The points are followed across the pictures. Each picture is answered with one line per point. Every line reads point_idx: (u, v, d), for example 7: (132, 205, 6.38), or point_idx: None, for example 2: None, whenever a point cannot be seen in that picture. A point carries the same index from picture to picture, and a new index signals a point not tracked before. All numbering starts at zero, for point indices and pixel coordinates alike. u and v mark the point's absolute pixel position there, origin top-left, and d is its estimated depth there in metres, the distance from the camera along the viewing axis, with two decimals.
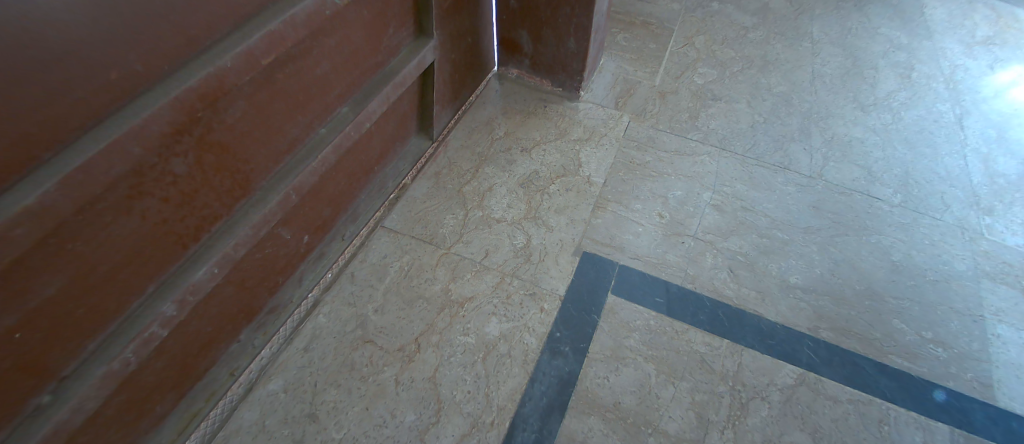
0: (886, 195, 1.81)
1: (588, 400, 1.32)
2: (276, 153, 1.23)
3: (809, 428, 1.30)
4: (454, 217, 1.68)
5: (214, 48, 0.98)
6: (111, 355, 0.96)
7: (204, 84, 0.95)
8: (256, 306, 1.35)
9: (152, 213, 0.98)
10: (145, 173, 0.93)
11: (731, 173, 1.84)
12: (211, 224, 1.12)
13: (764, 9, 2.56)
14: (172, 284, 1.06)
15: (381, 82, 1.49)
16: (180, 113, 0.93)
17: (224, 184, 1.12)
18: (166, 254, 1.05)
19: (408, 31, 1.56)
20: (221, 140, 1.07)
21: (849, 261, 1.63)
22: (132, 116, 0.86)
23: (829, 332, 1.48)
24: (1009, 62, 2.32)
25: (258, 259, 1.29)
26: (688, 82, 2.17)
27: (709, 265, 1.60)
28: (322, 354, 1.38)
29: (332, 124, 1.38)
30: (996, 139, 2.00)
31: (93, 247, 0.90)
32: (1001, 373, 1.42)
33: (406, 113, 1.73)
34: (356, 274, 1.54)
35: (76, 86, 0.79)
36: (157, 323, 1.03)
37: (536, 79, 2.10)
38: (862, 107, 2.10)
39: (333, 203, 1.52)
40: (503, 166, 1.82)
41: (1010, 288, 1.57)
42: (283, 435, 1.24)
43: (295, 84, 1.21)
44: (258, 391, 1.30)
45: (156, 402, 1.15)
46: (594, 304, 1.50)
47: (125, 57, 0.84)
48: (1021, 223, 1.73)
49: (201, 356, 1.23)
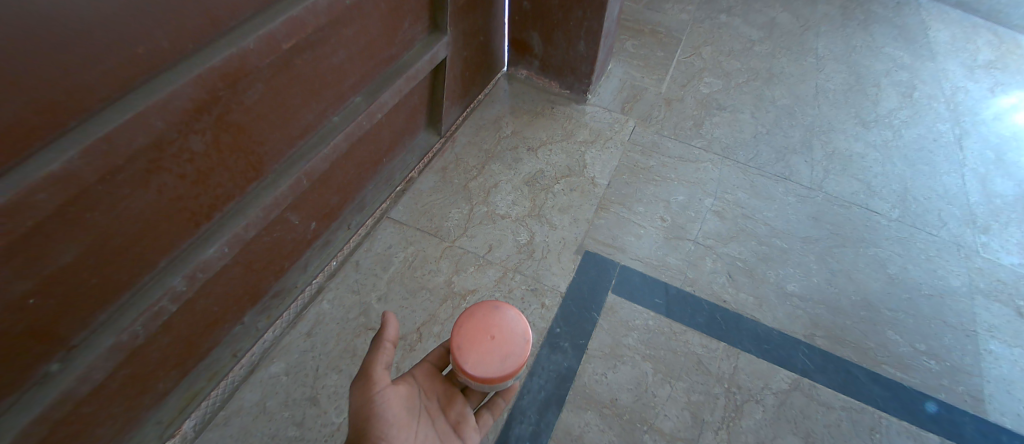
0: (884, 209, 1.83)
1: (585, 396, 1.34)
2: (290, 138, 1.25)
3: (802, 432, 1.33)
4: (460, 211, 1.70)
5: (237, 30, 1.00)
6: (120, 327, 0.98)
7: (226, 64, 0.97)
8: (261, 289, 1.37)
9: (168, 188, 0.99)
10: (164, 148, 0.95)
11: (733, 181, 1.87)
12: (223, 204, 1.13)
13: (770, 23, 2.59)
14: (183, 260, 1.08)
15: (394, 75, 1.51)
16: (202, 91, 0.95)
17: (238, 165, 1.13)
18: (179, 231, 1.06)
19: (423, 27, 1.58)
20: (238, 121, 1.08)
21: (846, 272, 1.65)
22: (155, 91, 0.88)
23: (825, 340, 1.51)
24: (1009, 86, 2.36)
25: (266, 243, 1.31)
26: (694, 91, 2.20)
27: (709, 269, 1.63)
28: (324, 340, 1.40)
29: (345, 113, 1.40)
30: (994, 161, 2.04)
31: (109, 218, 0.91)
32: (992, 388, 1.44)
33: (416, 108, 1.75)
34: (360, 262, 1.56)
35: (106, 59, 0.81)
36: (167, 298, 1.04)
37: (545, 81, 2.12)
38: (863, 122, 2.14)
39: (342, 191, 1.53)
40: (509, 163, 1.85)
41: (1003, 305, 1.60)
42: (283, 417, 1.26)
43: (311, 70, 1.22)
44: (260, 373, 1.33)
45: (159, 379, 1.16)
46: (594, 303, 1.52)
47: (153, 34, 0.86)
48: (1016, 243, 1.76)
49: (205, 335, 1.24)
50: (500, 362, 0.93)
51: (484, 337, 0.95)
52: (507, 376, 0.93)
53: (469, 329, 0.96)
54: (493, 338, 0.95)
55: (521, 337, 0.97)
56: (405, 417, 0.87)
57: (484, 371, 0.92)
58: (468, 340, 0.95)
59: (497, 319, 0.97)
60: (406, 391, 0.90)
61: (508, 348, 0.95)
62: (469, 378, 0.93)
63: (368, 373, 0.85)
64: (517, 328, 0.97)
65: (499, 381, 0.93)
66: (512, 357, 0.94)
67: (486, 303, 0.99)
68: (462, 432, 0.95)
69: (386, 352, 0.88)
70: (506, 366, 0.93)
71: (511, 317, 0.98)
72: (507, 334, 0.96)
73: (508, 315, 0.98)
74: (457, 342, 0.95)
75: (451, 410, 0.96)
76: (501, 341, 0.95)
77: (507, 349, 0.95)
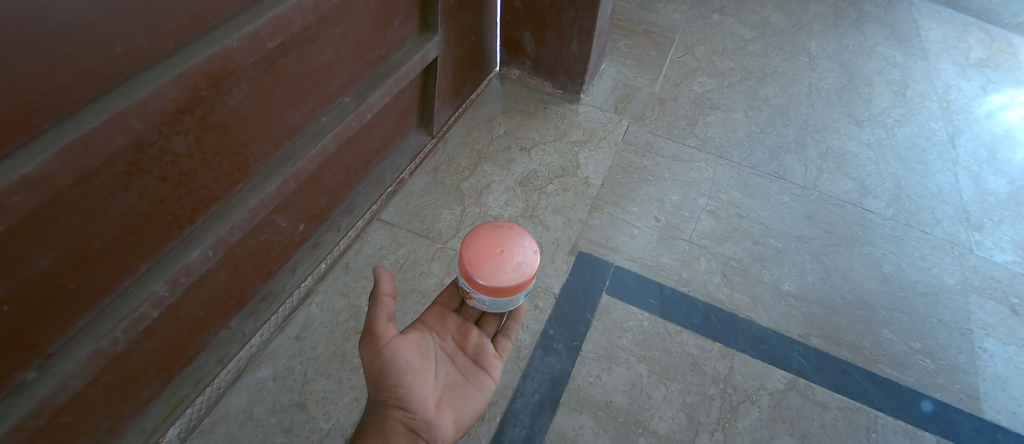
0: (878, 207, 1.83)
1: (579, 398, 1.33)
2: (277, 139, 1.22)
3: (799, 433, 1.31)
4: (452, 213, 1.68)
5: (220, 29, 0.97)
6: (100, 334, 0.96)
7: (208, 63, 0.94)
8: (248, 292, 1.34)
9: (150, 191, 0.97)
10: (144, 150, 0.92)
11: (727, 180, 1.86)
12: (207, 206, 1.11)
13: (763, 23, 2.59)
14: (166, 264, 1.05)
15: (384, 74, 1.49)
16: (183, 91, 0.92)
17: (222, 166, 1.10)
18: (161, 234, 1.03)
19: (413, 26, 1.56)
20: (223, 122, 1.06)
21: (841, 271, 1.64)
22: (134, 91, 0.86)
23: (820, 339, 1.49)
24: (1001, 85, 2.37)
25: (253, 246, 1.28)
26: (687, 91, 2.20)
27: (703, 269, 1.61)
28: (313, 344, 1.38)
29: (334, 113, 1.38)
30: (987, 159, 2.04)
31: (87, 222, 0.89)
32: (987, 386, 1.43)
33: (407, 108, 1.73)
34: (350, 265, 1.54)
35: (82, 58, 0.79)
36: (149, 303, 1.02)
37: (537, 81, 2.11)
38: (857, 121, 2.14)
39: (331, 193, 1.51)
40: (501, 164, 1.83)
41: (997, 303, 1.59)
42: (271, 423, 1.24)
43: (298, 70, 1.20)
44: (247, 379, 1.30)
45: (142, 386, 1.14)
46: (588, 304, 1.51)
47: (132, 31, 0.84)
48: (1010, 240, 1.76)
49: (190, 341, 1.22)
50: (512, 271, 1.01)
51: (493, 250, 1.02)
52: (519, 284, 1.01)
53: (478, 246, 1.03)
54: (502, 251, 1.03)
55: (528, 249, 1.05)
56: (421, 361, 0.95)
57: (498, 281, 1.00)
58: (478, 257, 1.02)
59: (502, 235, 1.05)
60: (417, 338, 0.98)
61: (518, 258, 1.03)
62: (486, 291, 1.00)
63: (373, 329, 0.92)
64: (524, 241, 1.05)
65: (512, 290, 1.01)
66: (522, 266, 1.02)
67: (489, 223, 1.06)
68: (483, 362, 1.04)
69: (387, 305, 0.95)
70: (519, 274, 1.01)
71: (516, 232, 1.06)
72: (513, 247, 1.04)
73: (512, 230, 1.06)
74: (468, 259, 1.02)
75: (468, 344, 1.06)
76: (510, 253, 1.03)
77: (516, 259, 1.03)
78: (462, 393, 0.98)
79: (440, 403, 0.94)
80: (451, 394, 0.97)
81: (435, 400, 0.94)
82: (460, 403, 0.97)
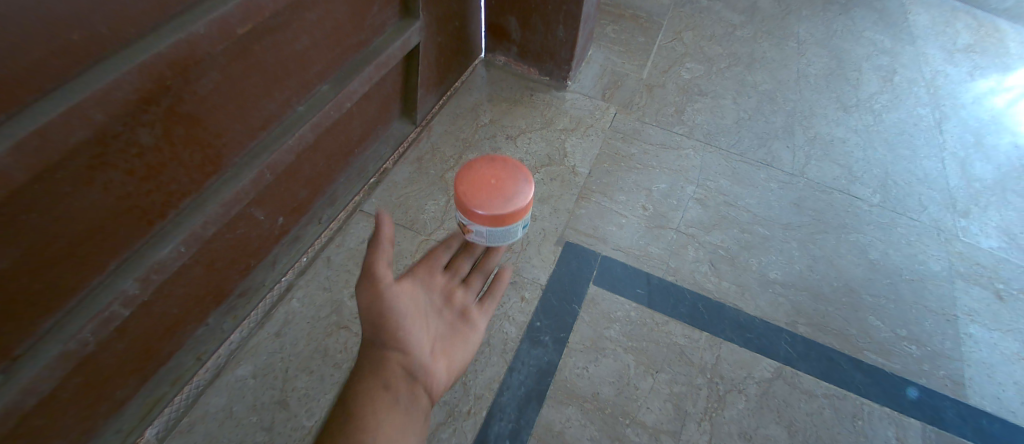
0: (866, 194, 1.82)
1: (566, 390, 1.32)
2: (251, 130, 1.18)
3: (785, 421, 1.32)
4: (436, 204, 1.65)
5: (186, 15, 0.92)
6: (67, 335, 0.92)
7: (174, 51, 0.90)
8: (226, 288, 1.31)
9: (116, 185, 0.93)
10: (108, 142, 0.88)
11: (715, 167, 1.85)
12: (179, 200, 1.07)
13: (752, 7, 2.56)
14: (135, 262, 1.01)
15: (364, 61, 1.44)
16: (148, 81, 0.88)
17: (194, 159, 1.06)
18: (130, 230, 1.00)
19: (393, 11, 1.51)
20: (192, 113, 1.01)
21: (828, 258, 1.64)
22: (94, 81, 0.81)
23: (807, 327, 1.49)
24: (988, 70, 2.37)
25: (229, 240, 1.24)
26: (675, 77, 2.17)
27: (691, 258, 1.60)
28: (294, 340, 1.35)
29: (312, 102, 1.33)
30: (974, 144, 2.04)
31: (48, 220, 0.85)
32: (972, 372, 1.44)
33: (389, 96, 1.68)
34: (332, 258, 1.50)
35: (36, 46, 0.74)
36: (118, 302, 0.98)
37: (523, 67, 2.07)
38: (845, 107, 2.12)
39: (311, 185, 1.47)
40: (486, 153, 1.80)
41: (982, 289, 1.60)
42: (252, 421, 1.22)
43: (271, 58, 1.15)
44: (226, 377, 1.27)
45: (118, 385, 1.11)
46: (575, 294, 1.49)
47: (90, 18, 0.79)
48: (996, 226, 1.77)
49: (166, 339, 1.18)
50: (506, 200, 1.06)
51: (485, 182, 1.07)
52: (515, 213, 1.07)
53: (473, 178, 1.08)
54: (495, 182, 1.08)
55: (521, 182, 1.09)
56: (414, 309, 0.96)
57: (501, 207, 1.05)
58: (474, 188, 1.07)
59: (498, 168, 1.09)
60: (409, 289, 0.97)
61: (512, 190, 1.08)
62: (482, 220, 1.06)
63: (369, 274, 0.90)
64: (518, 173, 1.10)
65: (507, 218, 1.06)
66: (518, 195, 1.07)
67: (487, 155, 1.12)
68: (471, 316, 1.05)
69: (384, 250, 0.93)
70: (513, 203, 1.06)
71: (511, 165, 1.11)
72: (509, 178, 1.09)
73: (507, 162, 1.11)
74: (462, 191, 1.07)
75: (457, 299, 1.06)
76: (503, 185, 1.08)
77: (510, 189, 1.08)
78: (452, 344, 0.99)
79: (432, 352, 0.95)
80: (441, 346, 0.97)
81: (427, 350, 0.94)
82: (450, 353, 0.98)
